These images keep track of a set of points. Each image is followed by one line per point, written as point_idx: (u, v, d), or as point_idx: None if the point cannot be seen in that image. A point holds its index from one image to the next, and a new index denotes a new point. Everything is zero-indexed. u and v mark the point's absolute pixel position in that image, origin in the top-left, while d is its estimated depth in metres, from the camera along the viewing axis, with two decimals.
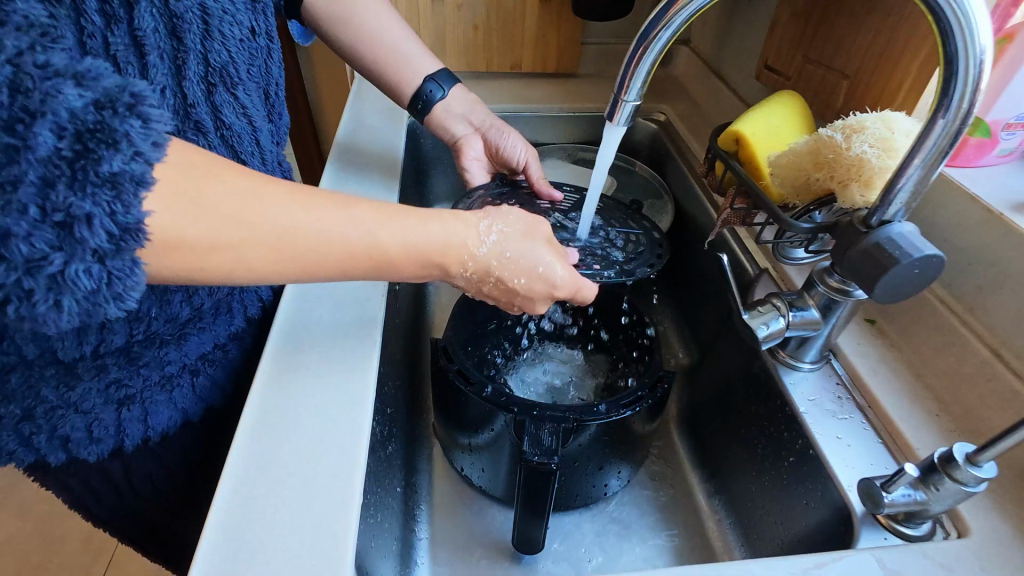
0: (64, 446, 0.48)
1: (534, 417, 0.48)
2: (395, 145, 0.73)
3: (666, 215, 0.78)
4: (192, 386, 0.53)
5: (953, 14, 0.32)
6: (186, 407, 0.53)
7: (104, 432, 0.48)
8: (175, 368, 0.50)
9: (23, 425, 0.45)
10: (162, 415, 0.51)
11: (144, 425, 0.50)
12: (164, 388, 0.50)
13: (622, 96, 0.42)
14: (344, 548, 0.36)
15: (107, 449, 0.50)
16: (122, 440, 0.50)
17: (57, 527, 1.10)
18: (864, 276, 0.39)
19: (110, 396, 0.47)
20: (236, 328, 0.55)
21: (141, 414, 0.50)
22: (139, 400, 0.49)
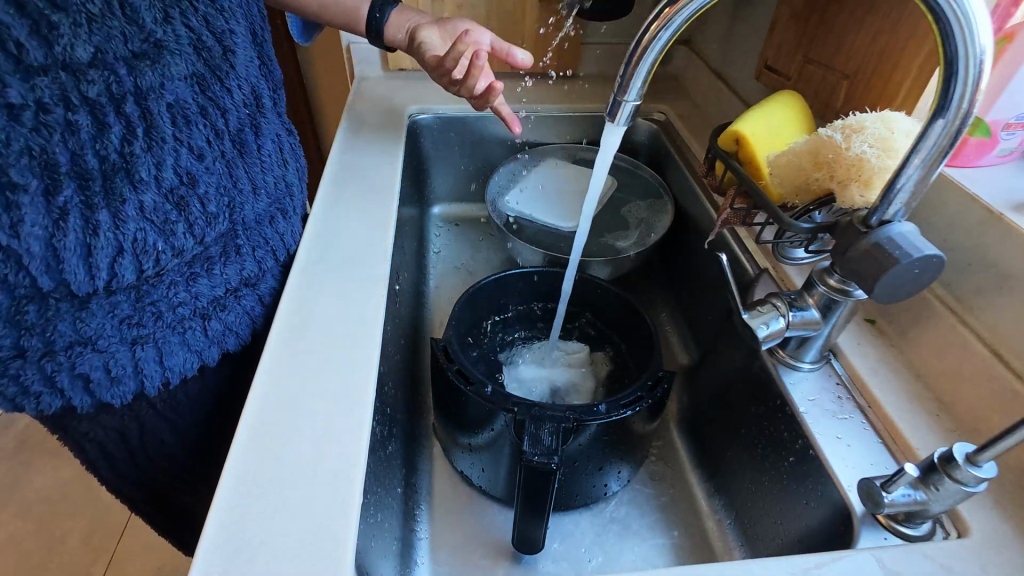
0: (86, 390, 0.48)
1: (535, 418, 0.48)
2: (400, 121, 0.78)
3: (666, 216, 0.79)
4: (205, 329, 0.53)
5: (953, 14, 0.32)
6: (204, 351, 0.54)
7: (122, 372, 0.49)
8: (186, 310, 0.51)
9: (45, 363, 0.45)
10: (179, 360, 0.52)
11: (160, 366, 0.51)
12: (177, 329, 0.51)
13: (622, 97, 0.42)
14: (344, 548, 0.36)
15: (129, 392, 0.51)
16: (143, 384, 0.51)
17: (57, 527, 1.11)
18: (864, 277, 0.39)
19: (126, 331, 0.48)
20: (251, 272, 0.55)
21: (157, 356, 0.50)
22: (153, 340, 0.49)
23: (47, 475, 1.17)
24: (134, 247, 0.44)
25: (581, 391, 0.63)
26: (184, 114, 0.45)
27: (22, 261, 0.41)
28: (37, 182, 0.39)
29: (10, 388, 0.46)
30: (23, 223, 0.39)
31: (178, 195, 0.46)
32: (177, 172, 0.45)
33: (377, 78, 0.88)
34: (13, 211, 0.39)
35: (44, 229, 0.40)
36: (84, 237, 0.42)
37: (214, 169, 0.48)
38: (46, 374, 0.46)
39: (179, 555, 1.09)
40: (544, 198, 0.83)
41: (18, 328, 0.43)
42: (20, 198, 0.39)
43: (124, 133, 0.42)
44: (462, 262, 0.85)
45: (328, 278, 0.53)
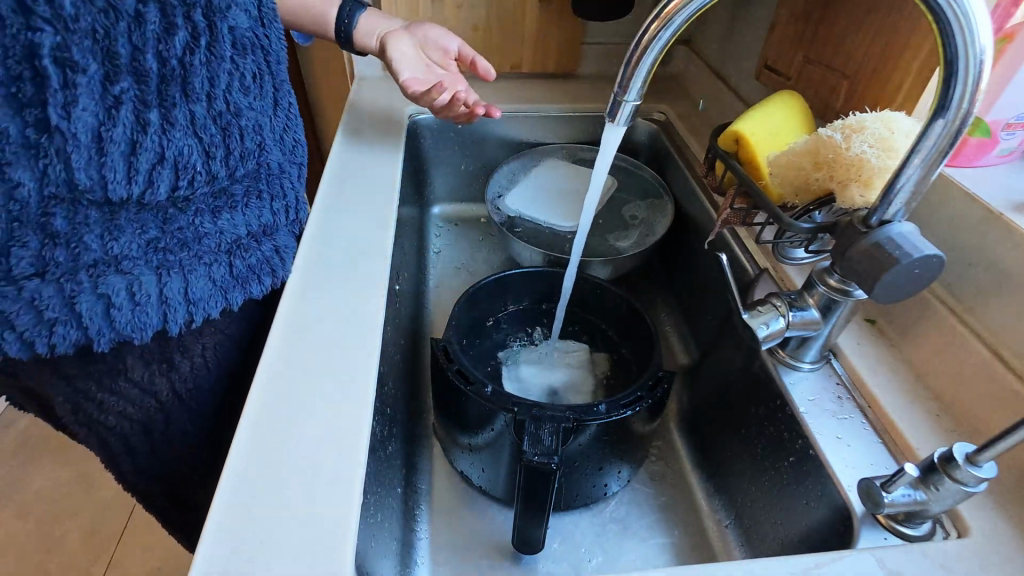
0: (105, 316, 0.47)
1: (535, 417, 0.48)
2: (401, 120, 0.78)
3: (666, 216, 0.79)
4: (229, 268, 0.52)
5: (953, 14, 0.32)
6: (230, 293, 0.53)
7: (145, 299, 0.48)
8: (213, 242, 0.51)
9: (66, 283, 0.45)
10: (201, 301, 0.52)
11: (183, 299, 0.50)
12: (204, 262, 0.50)
13: (622, 97, 0.42)
14: (344, 548, 0.36)
15: (150, 327, 0.50)
16: (164, 318, 0.50)
17: (57, 527, 1.10)
18: (864, 277, 0.39)
19: (151, 255, 0.48)
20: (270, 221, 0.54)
21: (181, 289, 0.50)
22: (179, 269, 0.49)
23: (47, 475, 1.17)
24: (174, 160, 0.46)
25: (581, 391, 0.63)
26: (244, 41, 0.45)
27: (68, 151, 0.42)
28: (96, 68, 0.40)
29: (23, 315, 0.45)
30: (75, 104, 0.40)
31: (223, 121, 0.47)
32: (228, 99, 0.46)
33: (377, 79, 0.88)
34: (68, 91, 0.40)
35: (94, 118, 0.41)
36: (132, 133, 0.43)
37: (260, 102, 0.49)
38: (66, 295, 0.45)
39: (180, 554, 1.09)
40: (544, 198, 0.83)
41: (45, 234, 0.44)
42: (77, 81, 0.40)
43: (188, 41, 0.42)
44: (462, 262, 0.85)
45: (327, 279, 0.53)
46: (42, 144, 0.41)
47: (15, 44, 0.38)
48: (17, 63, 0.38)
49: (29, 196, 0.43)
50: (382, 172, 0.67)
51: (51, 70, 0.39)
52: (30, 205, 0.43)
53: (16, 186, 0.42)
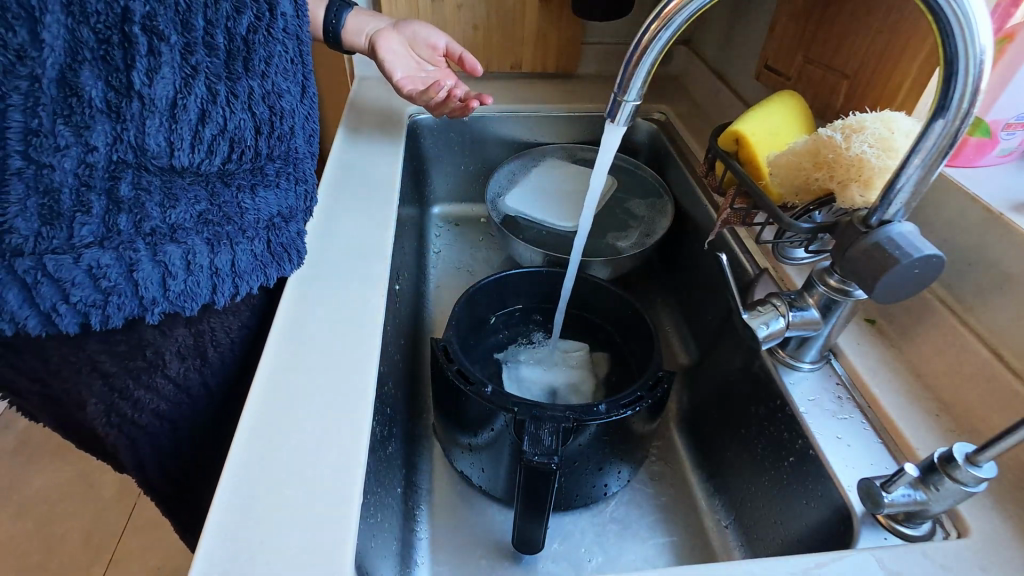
0: (159, 283, 0.46)
1: (535, 417, 0.48)
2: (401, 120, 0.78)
3: (666, 216, 0.79)
4: (268, 245, 0.50)
5: (953, 14, 0.32)
6: (270, 269, 0.51)
7: (198, 270, 0.47)
8: (258, 216, 0.50)
9: (126, 250, 0.44)
10: (246, 275, 0.50)
11: (231, 274, 0.49)
12: (250, 234, 0.49)
13: (622, 97, 0.42)
14: (344, 549, 0.36)
15: (198, 301, 0.49)
16: (214, 291, 0.49)
17: (56, 527, 1.10)
18: (863, 276, 0.39)
19: (202, 226, 0.47)
20: (296, 202, 0.53)
21: (229, 260, 0.49)
22: (228, 241, 0.48)
23: (47, 476, 1.17)
24: (232, 133, 0.47)
25: (580, 391, 0.63)
26: (294, 27, 0.47)
27: (144, 116, 0.43)
28: (176, 38, 0.42)
29: (83, 286, 0.44)
30: (158, 71, 0.42)
31: (271, 100, 0.48)
32: (278, 77, 0.48)
33: (377, 78, 0.88)
34: (153, 58, 0.41)
35: (171, 86, 0.43)
36: (202, 103, 0.44)
37: (297, 86, 0.50)
38: (125, 264, 0.45)
39: (180, 555, 1.09)
40: (545, 198, 0.83)
41: (109, 200, 0.44)
42: (162, 47, 0.41)
43: (254, 20, 0.44)
44: (461, 262, 0.85)
45: (326, 279, 0.53)
46: (122, 109, 0.42)
47: (109, 9, 0.39)
48: (106, 27, 0.39)
49: (99, 161, 0.43)
50: (382, 172, 0.67)
51: (140, 37, 0.40)
52: (98, 169, 0.43)
53: (89, 150, 0.42)
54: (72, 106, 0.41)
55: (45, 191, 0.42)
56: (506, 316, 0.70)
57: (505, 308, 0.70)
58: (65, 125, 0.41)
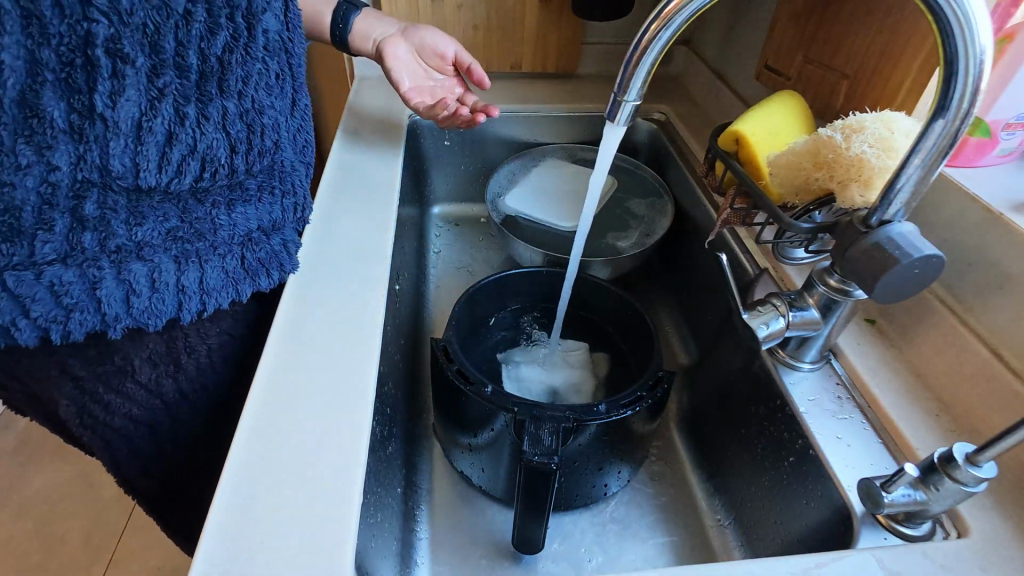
0: (123, 300, 0.47)
1: (535, 417, 0.48)
2: (401, 120, 0.78)
3: (666, 216, 0.79)
4: (241, 261, 0.51)
5: (953, 14, 0.32)
6: (242, 285, 0.51)
7: (164, 287, 0.48)
8: (230, 232, 0.50)
9: (89, 268, 0.45)
10: (215, 291, 0.50)
11: (199, 290, 0.49)
12: (223, 252, 0.49)
13: (622, 97, 0.42)
14: (344, 548, 0.36)
15: (165, 315, 0.49)
16: (179, 308, 0.50)
17: (56, 527, 1.10)
18: (863, 276, 0.39)
19: (170, 243, 0.47)
20: (280, 215, 0.53)
21: (198, 277, 0.49)
22: (197, 258, 0.48)
23: (47, 476, 1.17)
24: (203, 153, 0.46)
25: (582, 391, 0.63)
26: (275, 43, 0.46)
27: (108, 138, 0.42)
28: (143, 59, 0.41)
29: (42, 301, 0.45)
30: (122, 94, 0.41)
31: (248, 118, 0.47)
32: (254, 96, 0.47)
33: (378, 78, 0.88)
34: (117, 80, 0.41)
35: (137, 108, 0.42)
36: (170, 125, 0.44)
37: (282, 100, 0.49)
38: (88, 281, 0.45)
39: (179, 555, 1.09)
40: (544, 198, 0.83)
41: (73, 218, 0.44)
42: (127, 71, 0.41)
43: (229, 40, 0.43)
44: (461, 262, 0.85)
45: (326, 279, 0.53)
46: (84, 130, 0.42)
47: (72, 32, 0.39)
48: (69, 49, 0.39)
49: (62, 180, 0.43)
50: (382, 172, 0.67)
51: (103, 60, 0.40)
52: (61, 189, 0.43)
53: (51, 169, 0.42)
54: (32, 126, 0.41)
55: (5, 209, 0.42)
56: (507, 317, 0.70)
57: (505, 308, 0.70)
58: (27, 143, 0.41)
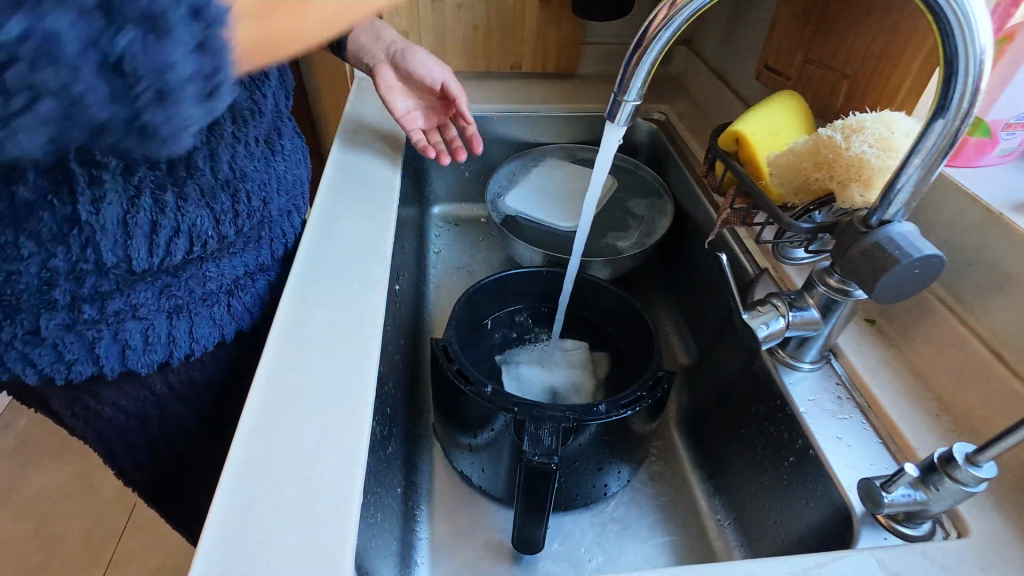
0: (120, 356, 0.51)
1: (535, 417, 0.48)
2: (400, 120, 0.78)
3: (666, 216, 0.79)
4: (227, 307, 0.56)
5: (953, 14, 0.32)
6: (227, 327, 0.57)
7: (157, 339, 0.52)
8: (217, 286, 0.54)
9: (87, 330, 0.48)
10: (202, 337, 0.55)
11: (189, 337, 0.54)
12: (210, 303, 0.54)
13: (622, 96, 0.42)
14: (344, 549, 0.36)
15: (157, 360, 0.53)
16: (169, 354, 0.54)
17: (57, 527, 1.10)
18: (864, 277, 0.39)
19: (163, 301, 0.50)
20: (263, 259, 0.58)
21: (188, 327, 0.53)
22: (187, 311, 0.52)
23: (47, 476, 1.17)
24: (189, 229, 0.47)
25: (582, 391, 0.63)
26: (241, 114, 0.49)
27: (94, 237, 0.43)
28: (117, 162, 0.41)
29: (45, 356, 0.48)
30: (104, 198, 0.42)
31: (230, 187, 0.49)
32: (232, 167, 0.49)
33: None
34: (96, 187, 0.41)
35: (133, 217, 0.44)
36: (155, 219, 0.45)
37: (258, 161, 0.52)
38: (86, 341, 0.48)
39: (180, 554, 1.09)
40: (544, 198, 0.83)
41: (71, 295, 0.46)
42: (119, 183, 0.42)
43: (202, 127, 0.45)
44: (462, 262, 0.85)
45: (327, 279, 0.53)
46: (71, 232, 0.42)
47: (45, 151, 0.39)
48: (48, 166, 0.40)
49: (59, 266, 0.44)
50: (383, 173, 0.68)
51: (79, 170, 0.40)
52: (60, 273, 0.44)
53: (49, 258, 0.43)
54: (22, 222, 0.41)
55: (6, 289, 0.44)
56: (508, 317, 0.70)
57: (506, 308, 0.70)
58: (29, 237, 0.42)
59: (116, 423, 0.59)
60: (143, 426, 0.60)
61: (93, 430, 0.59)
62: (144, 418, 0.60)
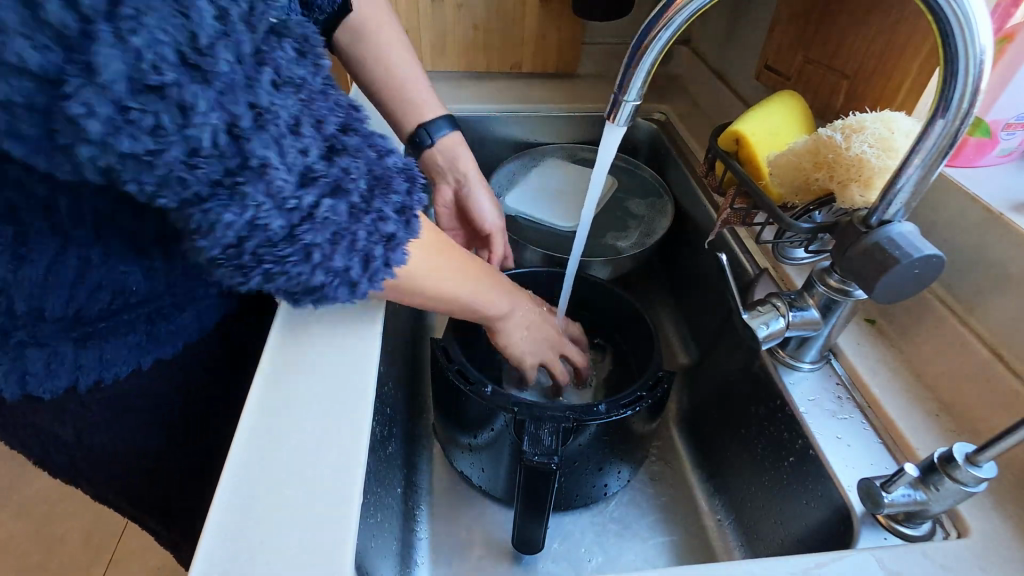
0: (19, 382, 0.44)
1: (534, 417, 0.48)
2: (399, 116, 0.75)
3: (666, 215, 0.79)
4: (148, 335, 0.47)
5: (953, 14, 0.32)
6: (146, 356, 0.48)
7: (60, 366, 0.44)
8: (131, 314, 0.45)
9: None
10: (115, 363, 0.47)
11: (99, 367, 0.46)
12: (124, 331, 0.45)
13: (622, 96, 0.42)
14: (344, 549, 0.36)
15: (62, 386, 0.46)
16: (76, 380, 0.46)
17: (57, 527, 1.10)
18: (864, 277, 0.39)
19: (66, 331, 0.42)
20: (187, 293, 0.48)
21: (98, 357, 0.45)
22: (95, 341, 0.44)
23: (47, 476, 1.17)
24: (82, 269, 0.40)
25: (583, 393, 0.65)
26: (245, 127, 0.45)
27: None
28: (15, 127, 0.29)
29: None
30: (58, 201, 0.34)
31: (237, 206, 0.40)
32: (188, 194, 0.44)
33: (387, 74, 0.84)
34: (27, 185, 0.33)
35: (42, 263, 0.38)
36: (76, 271, 0.40)
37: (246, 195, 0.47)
38: None
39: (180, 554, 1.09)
40: (544, 198, 0.83)
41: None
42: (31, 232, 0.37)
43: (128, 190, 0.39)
44: None
45: None
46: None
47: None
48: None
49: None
50: None
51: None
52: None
53: None
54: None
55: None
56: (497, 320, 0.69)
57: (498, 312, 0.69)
58: None
59: (49, 433, 0.50)
60: (82, 441, 0.51)
61: (21, 437, 0.51)
62: (85, 432, 0.50)
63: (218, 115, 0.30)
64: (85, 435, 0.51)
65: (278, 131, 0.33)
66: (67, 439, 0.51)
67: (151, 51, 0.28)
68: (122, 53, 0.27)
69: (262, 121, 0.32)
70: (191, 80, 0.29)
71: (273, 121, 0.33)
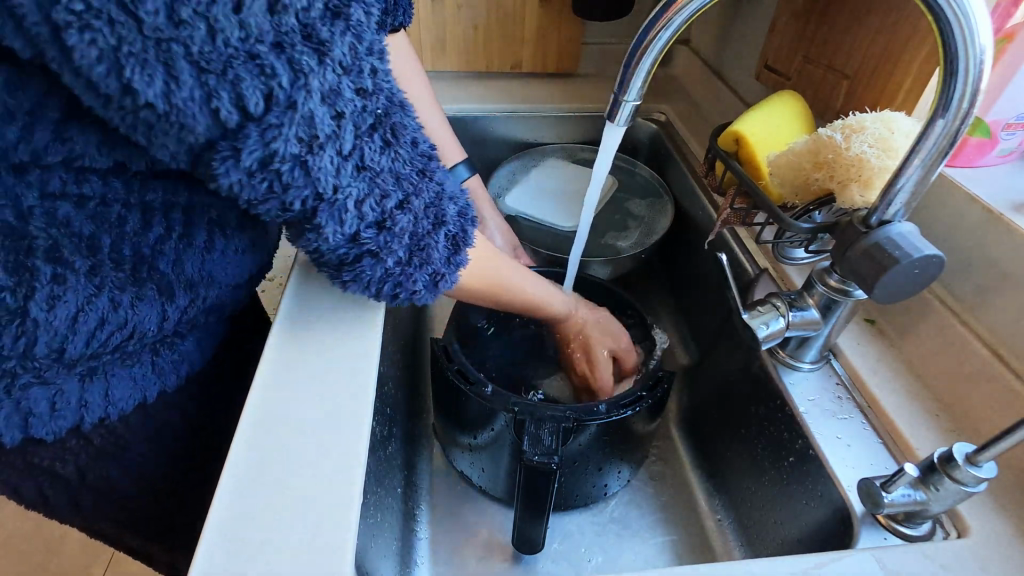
0: (20, 425, 0.42)
1: (533, 417, 0.48)
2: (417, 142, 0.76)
3: (666, 215, 0.79)
4: (153, 366, 0.47)
5: (953, 14, 0.32)
6: (151, 388, 0.48)
7: (66, 406, 0.43)
8: (141, 345, 0.44)
9: None
10: (120, 399, 0.46)
11: (104, 401, 0.45)
12: (130, 361, 0.45)
13: (622, 96, 0.42)
14: (344, 549, 0.36)
15: (66, 427, 0.44)
16: (79, 419, 0.44)
17: (55, 527, 1.10)
18: (864, 277, 0.39)
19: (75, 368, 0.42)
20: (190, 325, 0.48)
21: (102, 390, 0.44)
22: (102, 373, 0.43)
23: None
24: (102, 310, 0.39)
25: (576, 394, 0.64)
26: None
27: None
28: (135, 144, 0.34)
29: None
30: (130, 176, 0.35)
31: None
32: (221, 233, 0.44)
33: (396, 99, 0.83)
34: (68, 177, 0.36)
35: (73, 304, 0.37)
36: (103, 314, 0.39)
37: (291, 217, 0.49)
38: None
39: None
40: (544, 198, 0.83)
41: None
42: (69, 275, 0.37)
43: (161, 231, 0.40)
44: None
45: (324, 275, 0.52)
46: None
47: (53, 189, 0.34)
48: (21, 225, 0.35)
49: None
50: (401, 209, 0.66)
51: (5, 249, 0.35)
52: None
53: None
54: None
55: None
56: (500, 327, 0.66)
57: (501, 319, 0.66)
58: None
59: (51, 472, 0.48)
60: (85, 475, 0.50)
61: (14, 481, 0.47)
62: (87, 469, 0.49)
63: (309, 195, 0.36)
64: (86, 470, 0.49)
65: (344, 211, 0.38)
66: (67, 478, 0.49)
67: (279, 153, 0.33)
68: (258, 152, 0.33)
69: (336, 204, 0.37)
70: (297, 172, 0.34)
71: (343, 200, 0.37)
